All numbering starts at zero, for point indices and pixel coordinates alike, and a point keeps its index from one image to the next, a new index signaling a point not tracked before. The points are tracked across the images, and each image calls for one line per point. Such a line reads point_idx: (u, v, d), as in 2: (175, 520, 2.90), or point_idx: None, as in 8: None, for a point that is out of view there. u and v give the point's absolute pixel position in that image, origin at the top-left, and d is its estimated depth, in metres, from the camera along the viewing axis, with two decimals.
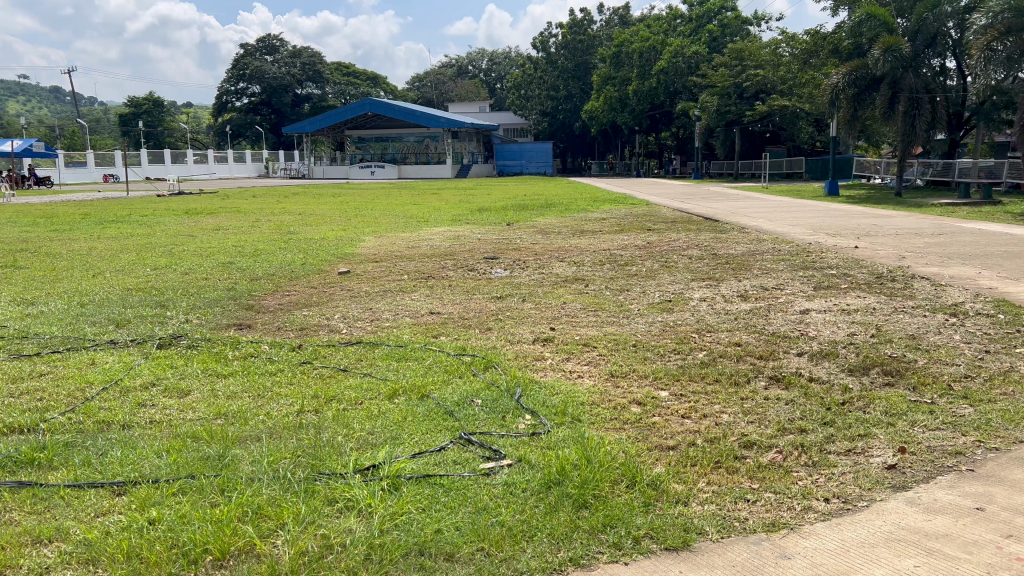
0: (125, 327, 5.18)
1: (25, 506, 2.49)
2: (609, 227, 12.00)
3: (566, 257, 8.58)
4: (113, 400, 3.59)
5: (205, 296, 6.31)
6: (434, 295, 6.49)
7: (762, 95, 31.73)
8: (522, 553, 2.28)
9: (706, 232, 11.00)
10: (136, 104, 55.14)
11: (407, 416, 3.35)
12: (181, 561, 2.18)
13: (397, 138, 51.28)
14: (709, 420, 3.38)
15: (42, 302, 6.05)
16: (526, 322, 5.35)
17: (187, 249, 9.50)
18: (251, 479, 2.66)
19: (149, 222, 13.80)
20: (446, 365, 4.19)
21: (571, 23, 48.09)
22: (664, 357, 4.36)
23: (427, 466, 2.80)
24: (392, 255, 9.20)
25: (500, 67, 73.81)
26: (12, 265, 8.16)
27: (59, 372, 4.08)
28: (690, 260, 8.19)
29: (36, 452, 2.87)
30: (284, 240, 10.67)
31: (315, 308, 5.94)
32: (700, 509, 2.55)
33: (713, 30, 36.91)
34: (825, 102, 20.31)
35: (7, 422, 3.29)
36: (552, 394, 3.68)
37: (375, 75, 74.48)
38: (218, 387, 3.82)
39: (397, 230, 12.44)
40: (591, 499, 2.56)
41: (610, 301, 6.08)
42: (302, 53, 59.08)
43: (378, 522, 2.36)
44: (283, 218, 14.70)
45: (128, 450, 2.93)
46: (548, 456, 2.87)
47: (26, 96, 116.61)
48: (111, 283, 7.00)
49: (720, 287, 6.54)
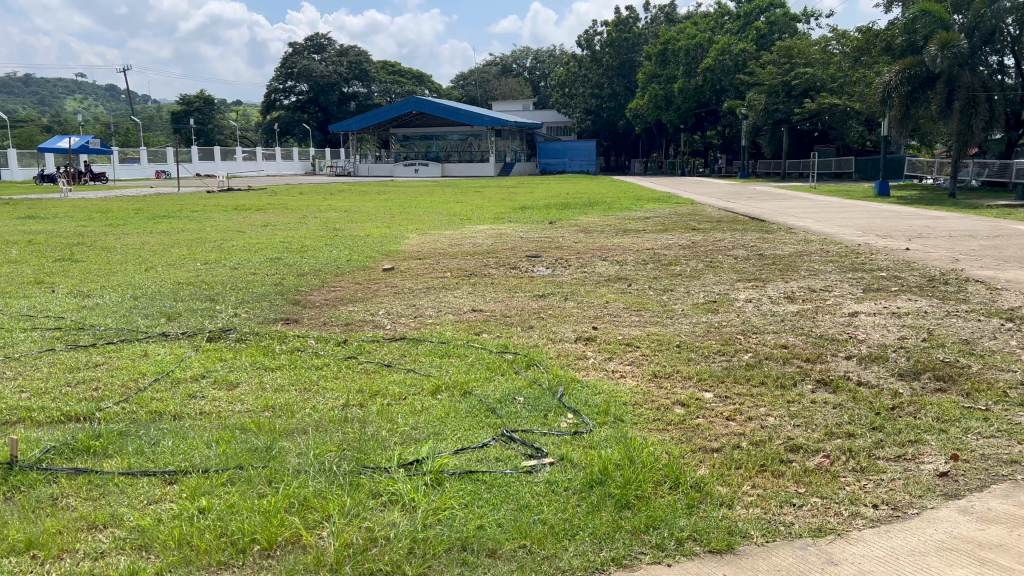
0: (175, 320, 5.31)
1: (81, 493, 2.57)
2: (653, 226, 11.93)
3: (609, 257, 8.54)
4: (164, 391, 3.68)
5: (253, 291, 6.44)
6: (476, 292, 6.53)
7: (812, 93, 30.95)
8: (563, 552, 2.28)
9: (751, 232, 10.88)
10: (187, 102, 56.35)
11: (449, 411, 3.38)
12: (230, 549, 2.23)
13: (441, 136, 51.65)
14: (754, 422, 3.34)
15: (98, 294, 6.23)
16: (569, 320, 5.37)
17: (236, 245, 9.61)
18: (298, 471, 2.70)
19: (201, 217, 14.17)
20: (488, 362, 4.21)
21: (616, 21, 47.98)
22: (708, 358, 4.32)
23: (470, 463, 2.82)
24: (435, 252, 9.28)
25: (544, 65, 74.28)
26: (69, 258, 8.42)
27: (113, 363, 4.20)
28: (736, 260, 8.10)
29: (92, 441, 2.96)
30: (330, 237, 10.76)
31: (359, 304, 6.00)
32: (744, 513, 2.52)
33: (760, 26, 36.48)
34: (876, 101, 19.99)
35: (65, 410, 3.40)
36: (594, 393, 3.67)
37: (420, 73, 75.12)
38: (265, 380, 3.90)
39: (440, 227, 12.52)
40: (634, 499, 2.55)
41: (653, 300, 6.06)
42: (349, 52, 59.64)
43: (421, 516, 2.38)
44: (329, 215, 14.93)
45: (179, 440, 3.00)
46: (590, 456, 2.86)
47: (82, 93, 120.15)
48: (163, 277, 7.17)
49: (765, 288, 6.46)
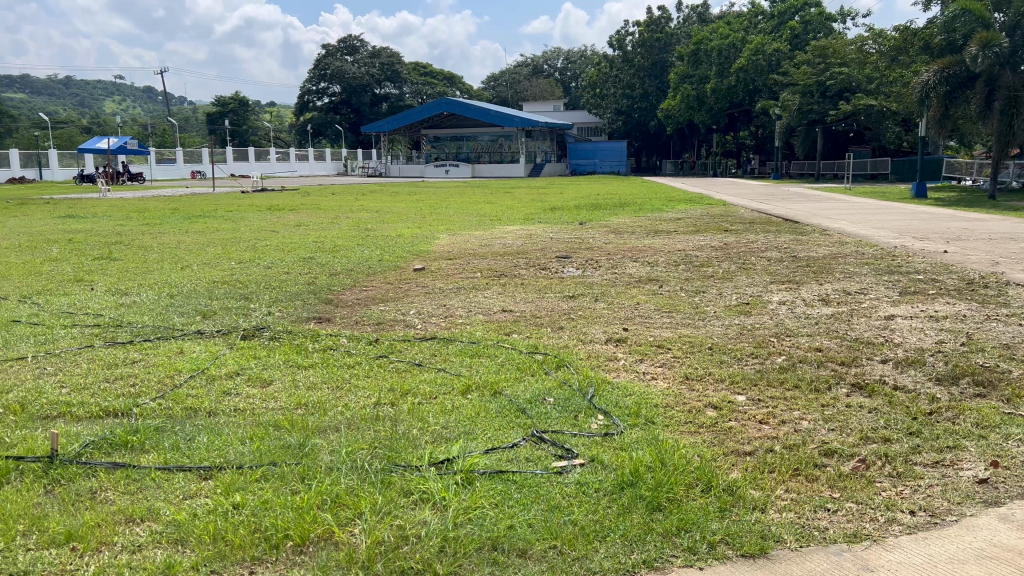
0: (211, 318, 5.38)
1: (119, 486, 2.62)
2: (684, 227, 11.86)
3: (640, 258, 8.52)
4: (200, 388, 3.73)
5: (287, 290, 6.50)
6: (507, 293, 6.54)
7: (847, 94, 30.57)
8: (594, 553, 2.27)
9: (785, 234, 10.76)
10: (222, 103, 57.21)
11: (480, 411, 3.39)
12: (264, 545, 2.25)
13: (472, 137, 51.81)
14: (788, 426, 3.30)
15: (135, 292, 6.34)
16: (598, 321, 5.34)
17: (270, 245, 9.74)
18: (330, 468, 2.73)
19: (235, 218, 14.31)
20: (518, 363, 4.21)
21: (648, 21, 47.75)
22: (741, 360, 4.28)
23: (500, 463, 2.82)
24: (466, 252, 9.32)
25: (575, 65, 74.26)
26: (107, 257, 8.58)
27: (150, 359, 4.27)
28: (769, 262, 8.01)
29: (130, 436, 3.02)
30: (362, 237, 10.85)
31: (390, 304, 6.04)
32: (777, 517, 2.50)
33: (795, 26, 36.06)
34: (913, 100, 19.61)
35: (103, 405, 3.46)
36: (625, 394, 3.66)
37: (451, 74, 75.35)
38: (298, 377, 3.94)
39: (471, 227, 12.57)
40: (666, 501, 2.53)
41: (685, 301, 6.01)
42: (381, 53, 60.03)
43: (452, 515, 2.39)
44: (361, 215, 15.07)
45: (214, 437, 3.05)
46: (621, 457, 2.85)
47: (121, 96, 122.67)
48: (199, 275, 7.28)
49: (800, 291, 6.37)
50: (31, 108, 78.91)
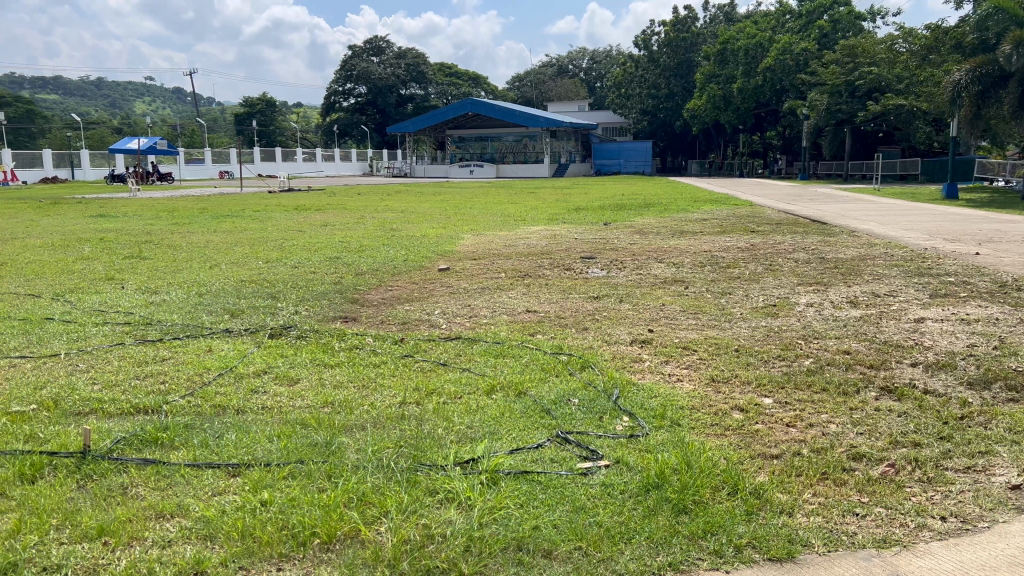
0: (239, 316, 5.45)
1: (150, 482, 2.65)
2: (710, 228, 11.79)
3: (665, 259, 8.49)
4: (228, 385, 3.78)
5: (314, 289, 6.55)
6: (531, 293, 6.55)
7: (876, 93, 30.19)
8: (620, 555, 2.27)
9: (812, 234, 10.65)
10: (250, 104, 57.79)
11: (504, 411, 3.39)
12: (291, 541, 2.28)
13: (496, 138, 51.89)
14: (816, 429, 3.27)
15: (165, 290, 6.43)
16: (624, 322, 5.33)
17: (296, 244, 9.82)
18: (357, 466, 2.75)
19: (261, 217, 14.46)
20: (542, 363, 4.21)
21: (674, 21, 47.49)
22: (767, 363, 4.25)
23: (525, 463, 2.82)
24: (490, 252, 9.34)
25: (600, 65, 74.15)
26: (137, 256, 8.70)
27: (179, 357, 4.33)
28: (796, 264, 7.94)
29: (160, 433, 3.06)
30: (387, 237, 10.90)
31: (415, 303, 6.07)
32: (805, 521, 2.47)
33: (824, 25, 35.63)
34: (944, 100, 19.32)
35: (134, 402, 3.51)
36: (650, 395, 3.65)
37: (476, 75, 75.45)
38: (325, 376, 3.98)
39: (495, 227, 12.56)
40: (692, 504, 2.52)
41: (711, 303, 5.97)
42: (407, 54, 60.26)
43: (477, 515, 2.40)
44: (386, 215, 15.13)
45: (242, 434, 3.08)
46: (646, 459, 2.84)
47: (151, 97, 124.39)
48: (227, 274, 7.35)
49: (828, 292, 6.31)
50: (64, 108, 80.18)
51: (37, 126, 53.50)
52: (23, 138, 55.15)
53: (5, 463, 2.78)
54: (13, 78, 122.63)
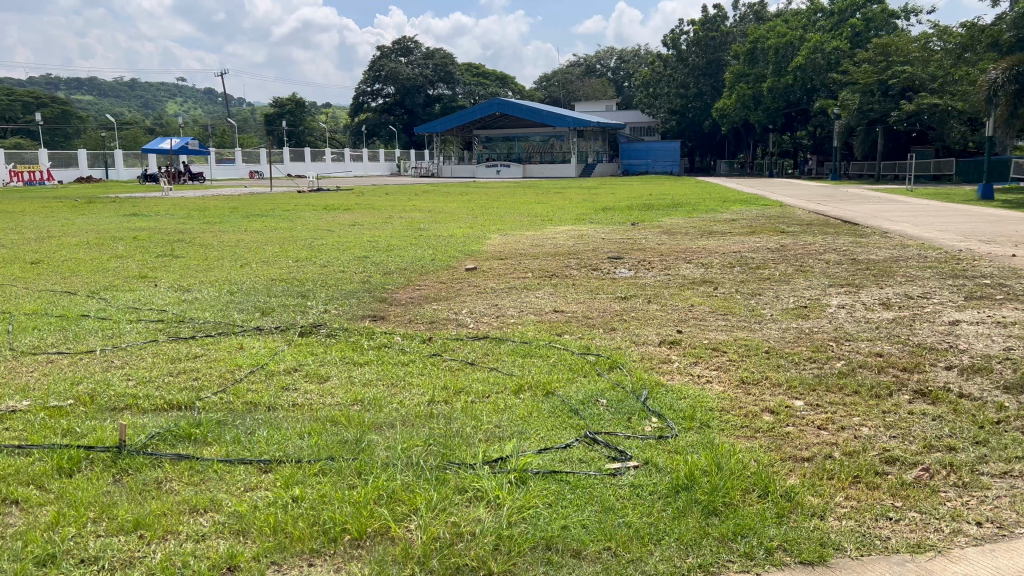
0: (270, 314, 5.50)
1: (184, 477, 2.69)
2: (739, 229, 11.70)
3: (694, 259, 8.44)
4: (259, 382, 3.83)
5: (343, 288, 6.60)
6: (559, 293, 6.54)
7: (910, 93, 29.76)
8: (649, 555, 2.26)
9: (843, 235, 10.52)
10: (280, 104, 58.34)
11: (532, 411, 3.39)
12: (322, 538, 2.30)
13: (523, 138, 51.88)
14: (848, 432, 3.23)
15: (197, 289, 6.51)
16: (653, 323, 5.30)
17: (326, 243, 9.91)
18: (386, 464, 2.76)
19: (290, 216, 14.61)
20: (570, 363, 4.20)
21: (703, 20, 47.15)
22: (799, 365, 4.21)
23: (553, 463, 2.82)
24: (517, 252, 9.34)
25: (628, 64, 73.85)
26: (169, 254, 8.83)
27: (211, 354, 4.39)
28: (828, 265, 7.85)
29: (193, 428, 3.11)
30: (415, 236, 10.95)
31: (443, 303, 6.10)
32: (837, 524, 2.45)
33: (856, 23, 35.12)
34: (980, 99, 19.01)
35: (167, 399, 3.57)
36: (680, 397, 3.63)
37: (503, 75, 75.51)
38: (355, 374, 4.01)
39: (522, 227, 12.56)
40: (722, 506, 2.51)
41: (741, 304, 5.93)
42: (435, 54, 60.43)
43: (507, 513, 2.40)
44: (414, 215, 15.19)
45: (273, 430, 3.12)
46: (675, 460, 2.83)
47: (183, 97, 126.05)
48: (257, 273, 7.44)
49: (860, 294, 6.23)
50: (99, 108, 81.54)
51: (73, 126, 54.46)
52: (59, 138, 56.21)
53: (44, 456, 2.85)
54: (49, 78, 124.87)
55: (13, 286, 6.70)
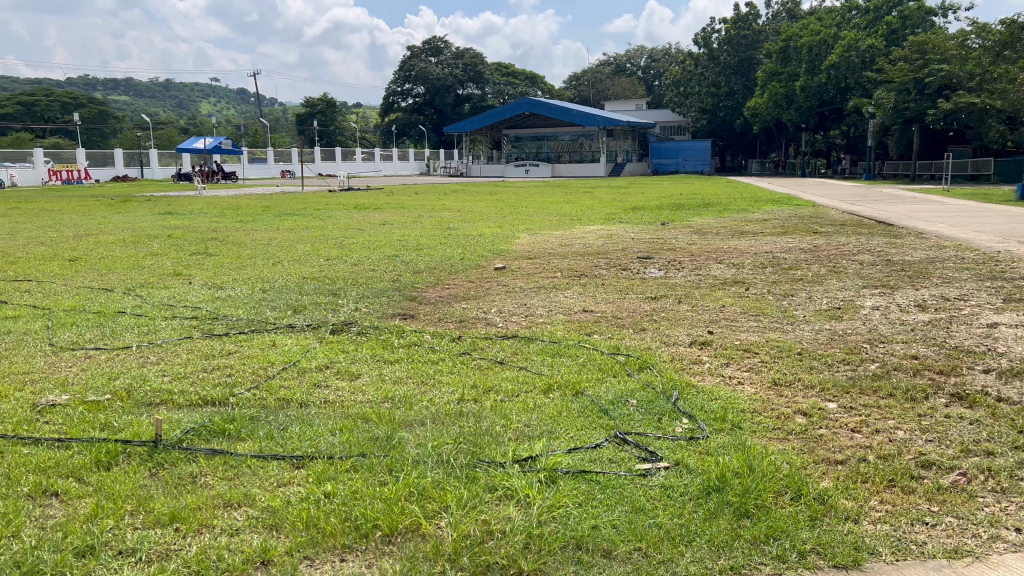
0: (301, 312, 5.55)
1: (218, 472, 2.73)
2: (771, 229, 11.59)
3: (724, 259, 8.37)
4: (291, 379, 3.87)
5: (373, 287, 6.65)
6: (588, 293, 6.52)
7: (947, 91, 29.23)
8: (681, 557, 2.25)
9: (878, 236, 10.38)
10: (311, 105, 58.89)
11: (561, 411, 3.39)
12: (354, 533, 2.32)
13: (552, 137, 51.83)
14: (882, 435, 3.18)
15: (231, 287, 6.59)
16: (683, 323, 5.28)
17: (357, 242, 10.00)
18: (417, 461, 2.78)
19: (321, 215, 14.75)
20: (599, 363, 4.20)
21: (735, 18, 46.66)
22: (832, 367, 4.15)
23: (583, 463, 2.82)
24: (546, 251, 9.34)
25: (659, 63, 73.43)
26: (203, 252, 8.97)
27: (245, 351, 4.44)
28: (862, 265, 7.75)
29: (227, 424, 3.16)
30: (444, 236, 11.01)
31: (472, 301, 6.12)
32: (871, 529, 2.42)
33: (892, 21, 34.49)
34: (1020, 96, 18.58)
35: (202, 394, 3.62)
36: (711, 398, 3.61)
37: (533, 74, 75.49)
38: (386, 371, 4.04)
39: (551, 227, 12.55)
40: (754, 509, 2.49)
41: (773, 305, 5.87)
42: (465, 54, 60.56)
43: (537, 512, 2.41)
44: (443, 214, 15.27)
45: (305, 427, 3.16)
46: (707, 462, 2.81)
47: (217, 98, 127.78)
48: (289, 271, 7.53)
49: (894, 296, 6.13)
50: (135, 108, 83.06)
51: (110, 126, 55.56)
52: (96, 138, 57.35)
53: (83, 450, 2.91)
54: (88, 79, 127.31)
55: (53, 283, 6.85)
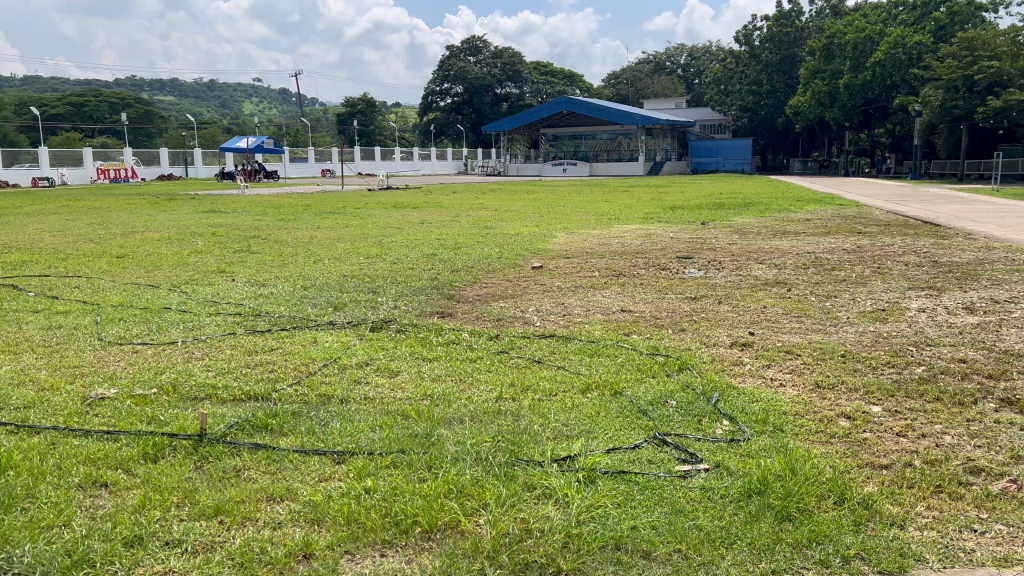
0: (342, 310, 5.62)
1: (261, 467, 2.78)
2: (813, 229, 11.42)
3: (765, 259, 8.27)
4: (333, 375, 3.92)
5: (412, 285, 6.70)
6: (626, 293, 6.48)
7: (998, 89, 28.46)
8: (721, 560, 2.23)
9: (925, 237, 10.16)
10: (351, 104, 59.48)
11: (599, 411, 3.38)
12: (394, 529, 2.34)
13: (590, 136, 51.66)
14: (929, 440, 3.12)
15: (273, 284, 6.69)
16: (723, 324, 5.22)
17: (395, 241, 10.08)
18: (456, 458, 2.80)
19: (361, 214, 14.88)
20: (638, 364, 4.17)
21: (777, 15, 45.94)
22: (877, 370, 4.08)
23: (622, 463, 2.81)
24: (584, 251, 9.31)
25: (699, 61, 72.77)
26: (246, 250, 9.12)
27: (287, 348, 4.50)
28: (907, 266, 7.60)
29: (270, 419, 3.21)
30: (482, 235, 11.04)
31: (509, 300, 6.12)
32: (918, 535, 2.37)
33: (940, 17, 33.62)
34: None
35: (246, 389, 3.68)
36: (752, 400, 3.56)
37: (571, 72, 75.29)
38: (424, 369, 4.06)
39: (588, 226, 12.51)
40: (797, 512, 2.45)
41: (815, 306, 5.77)
42: (503, 54, 60.64)
43: (576, 512, 2.41)
44: (481, 213, 15.30)
45: (346, 423, 3.19)
46: (748, 464, 2.78)
47: (259, 98, 129.68)
48: (330, 269, 7.62)
49: (942, 298, 5.99)
50: (180, 108, 84.64)
51: (155, 126, 56.69)
52: (143, 137, 58.63)
53: (130, 442, 2.97)
54: (135, 80, 130.10)
55: (102, 279, 7.01)
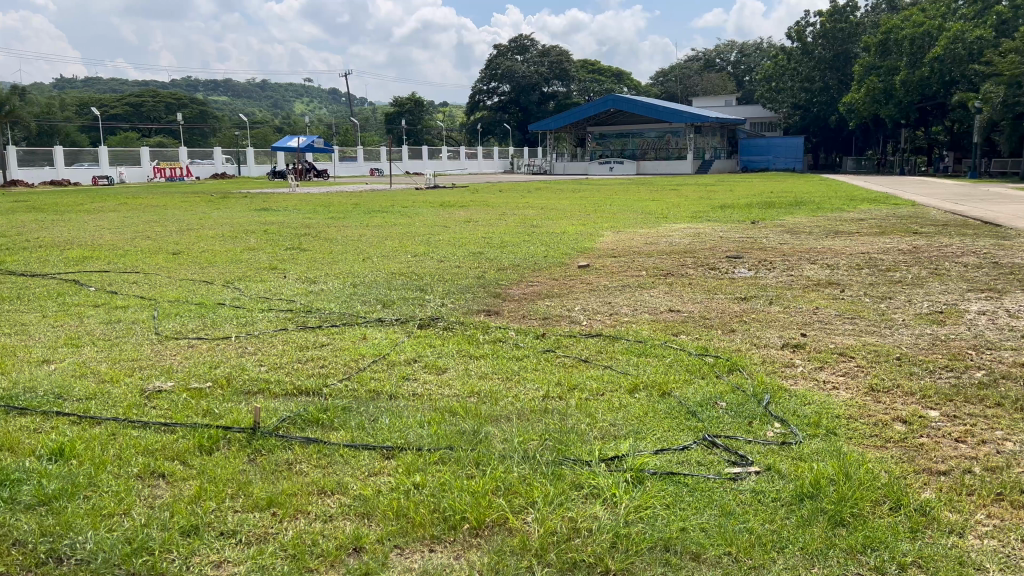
0: (390, 307, 5.67)
1: (313, 460, 2.82)
2: (868, 228, 11.16)
3: (817, 259, 8.12)
4: (381, 371, 3.96)
5: (459, 283, 6.73)
6: (675, 292, 6.42)
7: None
8: (773, 563, 2.20)
9: (986, 237, 9.86)
10: (399, 104, 60.01)
11: (648, 411, 3.36)
12: (443, 525, 2.36)
13: (638, 134, 51.30)
14: (989, 446, 3.03)
15: (323, 281, 6.78)
16: (774, 326, 5.13)
17: (442, 239, 10.14)
18: (503, 456, 2.81)
19: (409, 212, 15.03)
20: (687, 365, 4.13)
21: (831, 11, 44.98)
22: (933, 373, 3.97)
23: (671, 464, 2.79)
24: (631, 250, 9.25)
25: (750, 58, 71.71)
26: (296, 247, 9.28)
27: (336, 343, 4.56)
28: (966, 267, 7.38)
29: (321, 414, 3.26)
30: (529, 234, 11.02)
31: (556, 299, 6.10)
32: (978, 544, 2.31)
33: (1003, 11, 33.13)
34: None
35: (298, 384, 3.75)
36: (804, 403, 3.50)
37: (619, 70, 74.83)
38: (471, 366, 4.09)
39: (635, 225, 12.41)
40: (850, 517, 2.41)
41: (870, 308, 5.65)
42: (550, 52, 60.58)
43: (624, 513, 2.40)
44: (528, 212, 15.29)
45: (394, 418, 3.22)
46: (800, 468, 2.73)
47: (310, 99, 131.65)
48: (378, 266, 7.69)
49: (1003, 300, 5.81)
50: (233, 108, 86.32)
51: (210, 126, 57.93)
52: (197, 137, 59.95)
53: (186, 434, 3.05)
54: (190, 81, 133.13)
55: (158, 275, 7.20)
